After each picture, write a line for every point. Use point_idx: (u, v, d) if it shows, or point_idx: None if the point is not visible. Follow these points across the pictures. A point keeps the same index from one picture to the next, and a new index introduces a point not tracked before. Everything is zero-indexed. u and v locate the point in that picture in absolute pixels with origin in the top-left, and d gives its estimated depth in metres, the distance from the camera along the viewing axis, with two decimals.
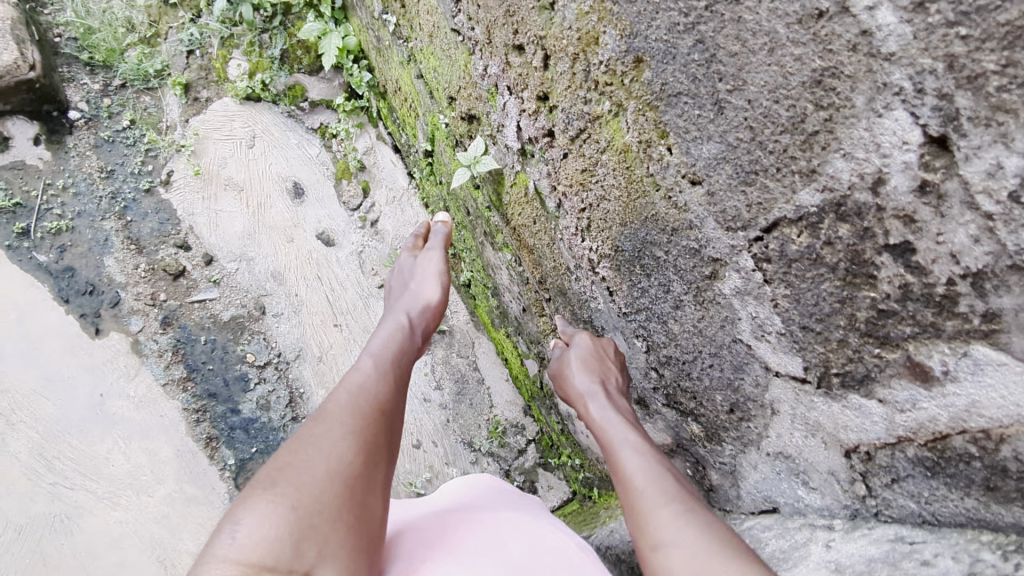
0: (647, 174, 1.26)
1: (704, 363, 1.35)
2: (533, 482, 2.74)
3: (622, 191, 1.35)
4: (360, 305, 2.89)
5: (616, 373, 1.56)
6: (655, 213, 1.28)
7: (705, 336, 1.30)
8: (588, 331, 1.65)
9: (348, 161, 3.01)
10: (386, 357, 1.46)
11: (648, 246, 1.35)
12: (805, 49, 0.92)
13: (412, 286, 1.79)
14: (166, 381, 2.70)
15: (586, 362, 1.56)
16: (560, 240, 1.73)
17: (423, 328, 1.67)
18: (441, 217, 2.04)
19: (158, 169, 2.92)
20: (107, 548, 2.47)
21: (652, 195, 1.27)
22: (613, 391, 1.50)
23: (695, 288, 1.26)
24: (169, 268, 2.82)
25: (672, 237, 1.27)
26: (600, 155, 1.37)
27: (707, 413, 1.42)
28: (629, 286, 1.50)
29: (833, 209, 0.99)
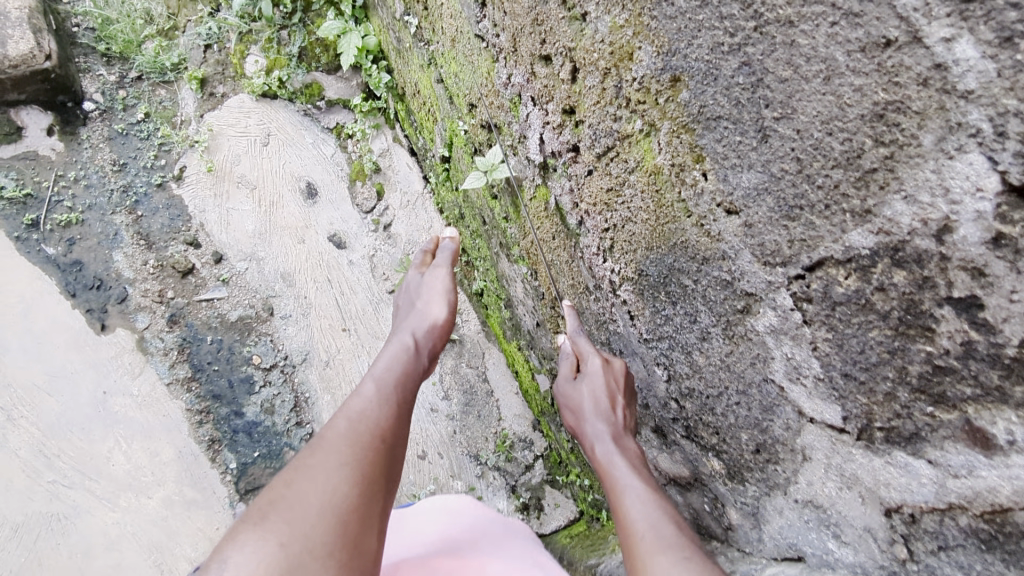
0: (678, 199, 1.19)
1: (730, 400, 1.28)
2: (539, 500, 2.67)
3: (650, 215, 1.28)
4: (370, 310, 2.83)
5: (625, 408, 1.51)
6: (685, 240, 1.21)
7: (733, 372, 1.24)
8: (599, 356, 1.59)
9: (363, 162, 2.96)
10: (390, 382, 1.39)
11: (675, 273, 1.28)
12: (867, 80, 0.85)
13: (420, 304, 1.71)
14: (170, 380, 2.65)
15: (597, 400, 1.51)
16: (580, 259, 1.67)
17: (428, 349, 1.58)
18: (451, 233, 1.96)
19: (171, 164, 2.88)
20: (104, 549, 2.42)
21: (683, 221, 1.20)
22: (622, 434, 1.47)
23: (726, 322, 1.20)
24: (177, 266, 2.77)
25: (702, 267, 1.20)
26: (628, 175, 1.31)
27: (730, 451, 1.35)
28: (652, 312, 1.43)
29: (888, 253, 0.90)
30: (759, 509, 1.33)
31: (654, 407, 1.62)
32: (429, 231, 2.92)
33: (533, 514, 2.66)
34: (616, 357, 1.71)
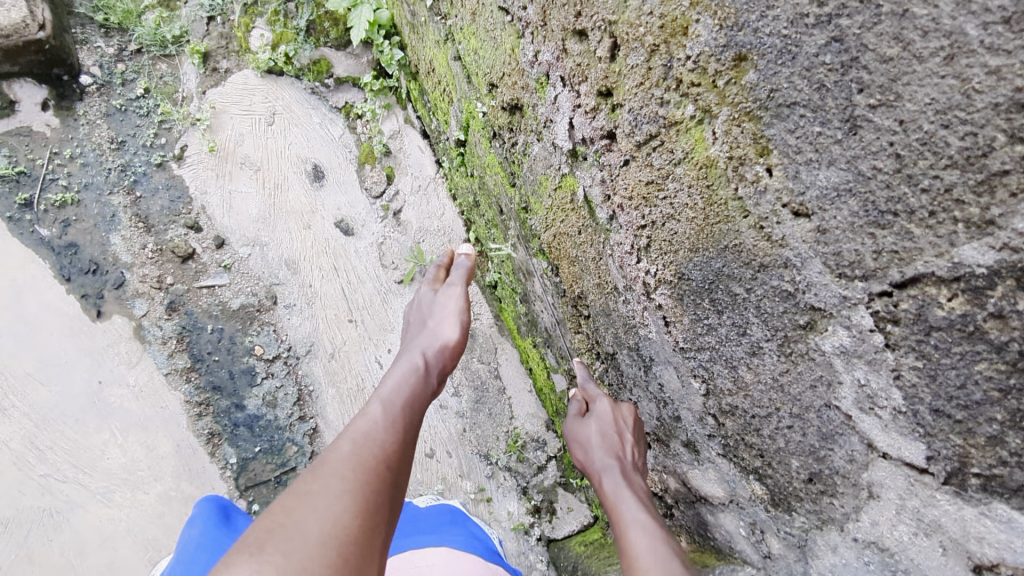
0: (733, 197, 1.04)
1: (782, 422, 1.14)
2: (552, 503, 2.57)
3: (697, 213, 1.14)
4: (377, 300, 2.70)
5: (633, 445, 1.62)
6: (738, 243, 1.06)
7: (787, 392, 1.10)
8: (607, 398, 1.73)
9: (372, 145, 2.81)
10: (396, 404, 1.34)
11: (723, 279, 1.14)
12: (1008, 61, 0.68)
13: (432, 322, 1.71)
14: (168, 371, 2.54)
15: (605, 434, 1.64)
16: (609, 257, 1.53)
17: (439, 369, 1.58)
18: (465, 253, 1.98)
19: (172, 143, 2.74)
20: (97, 546, 2.33)
21: (737, 222, 1.05)
22: (629, 468, 1.56)
23: (784, 337, 1.05)
24: (177, 250, 2.64)
25: (758, 274, 1.05)
26: (673, 167, 1.16)
27: (775, 476, 1.22)
28: (692, 320, 1.29)
29: (1012, 274, 0.75)
30: (807, 544, 1.21)
31: (687, 420, 1.49)
32: (441, 218, 2.77)
33: (545, 517, 2.57)
34: (645, 363, 1.58)
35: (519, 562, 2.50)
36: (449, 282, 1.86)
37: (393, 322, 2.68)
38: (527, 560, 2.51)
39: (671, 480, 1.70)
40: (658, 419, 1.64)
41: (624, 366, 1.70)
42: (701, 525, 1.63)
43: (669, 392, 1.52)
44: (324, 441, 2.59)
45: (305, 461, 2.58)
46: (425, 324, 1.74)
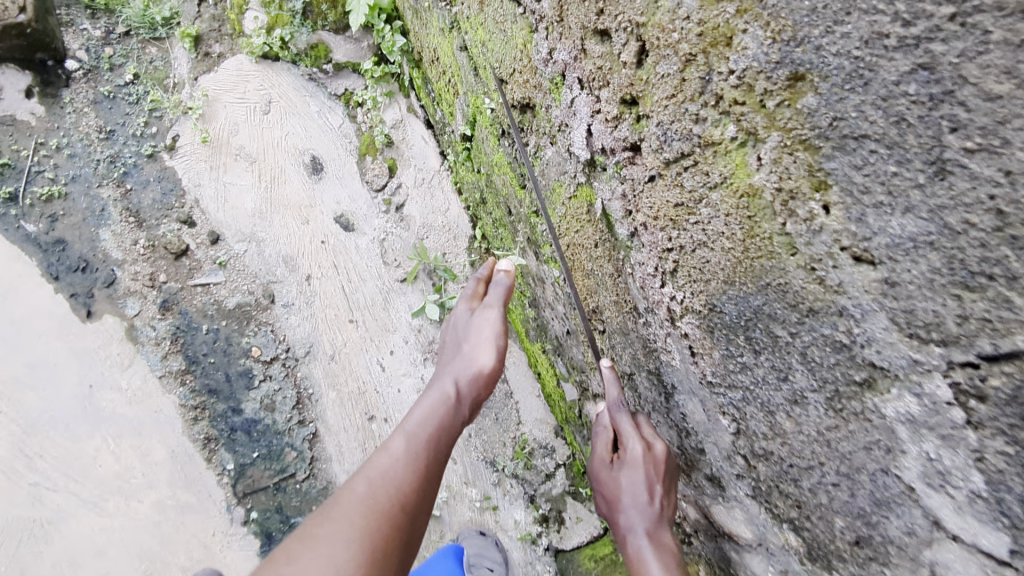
0: (781, 233, 0.91)
1: (828, 479, 1.02)
2: (561, 513, 2.45)
3: (733, 244, 1.01)
4: (380, 300, 2.54)
5: (664, 501, 1.45)
6: (784, 282, 0.94)
7: (834, 449, 0.98)
8: (640, 443, 1.49)
9: (373, 135, 2.66)
10: (422, 438, 1.28)
11: (763, 319, 1.01)
12: None
13: (466, 348, 1.53)
14: (163, 373, 2.42)
15: (635, 494, 1.47)
16: (629, 275, 1.39)
17: (471, 401, 1.46)
18: (504, 263, 1.67)
19: (163, 133, 2.60)
20: (90, 557, 2.26)
21: (784, 260, 0.92)
22: (659, 533, 1.44)
23: (834, 391, 0.93)
24: (170, 247, 2.52)
25: (806, 319, 0.93)
26: (708, 192, 1.02)
27: (814, 530, 1.11)
28: (723, 354, 1.17)
29: None
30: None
31: (712, 455, 1.37)
32: (446, 213, 2.61)
33: (553, 527, 2.45)
34: (667, 391, 1.46)
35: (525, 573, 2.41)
36: (488, 302, 1.60)
37: (396, 323, 2.52)
38: (534, 571, 2.41)
39: (691, 510, 1.60)
40: (679, 447, 1.53)
41: (643, 389, 1.58)
42: (722, 559, 1.54)
43: (692, 423, 1.40)
44: (324, 447, 2.44)
45: (304, 467, 2.42)
46: (460, 348, 1.56)
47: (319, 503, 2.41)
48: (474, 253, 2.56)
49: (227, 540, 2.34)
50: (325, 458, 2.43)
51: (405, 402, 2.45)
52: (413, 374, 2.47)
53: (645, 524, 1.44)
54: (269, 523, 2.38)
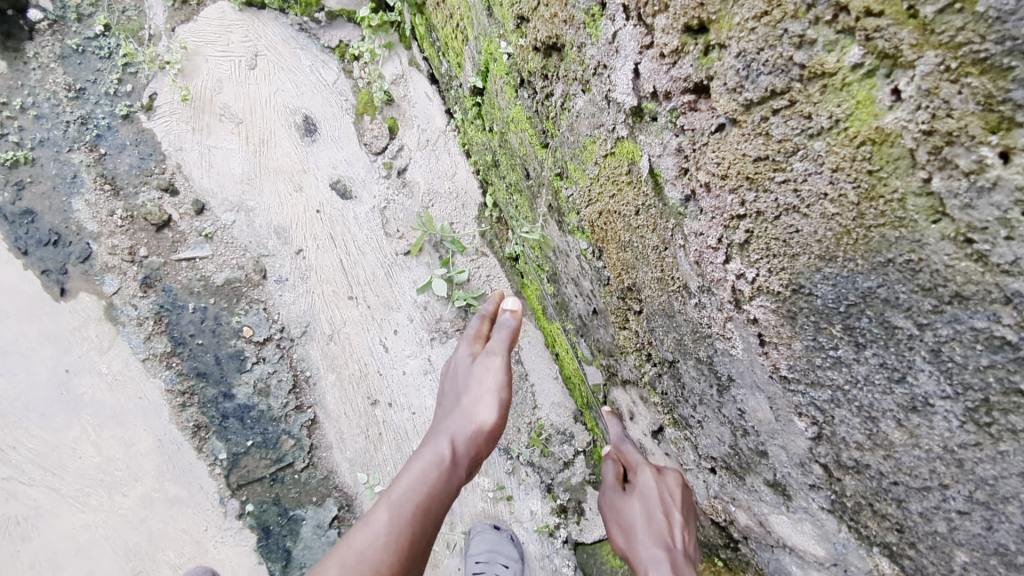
0: (918, 193, 0.70)
1: (952, 505, 0.83)
2: (580, 503, 2.23)
3: (839, 209, 0.78)
4: (382, 274, 2.28)
5: (683, 528, 1.39)
6: (918, 258, 0.72)
7: (968, 471, 0.78)
8: (650, 466, 1.51)
9: (371, 91, 2.36)
10: (408, 512, 1.11)
11: (875, 304, 0.80)
12: None
13: (466, 400, 1.38)
14: (146, 357, 2.16)
15: (649, 517, 1.42)
16: (680, 248, 1.16)
17: (469, 460, 1.28)
18: (511, 302, 1.63)
19: (139, 91, 2.28)
20: (72, 556, 2.09)
21: (922, 229, 0.71)
22: (679, 556, 1.34)
23: (982, 400, 0.73)
24: (150, 218, 2.22)
25: (946, 307, 0.72)
26: (807, 141, 0.79)
27: (919, 560, 0.93)
28: (807, 346, 0.95)
29: None
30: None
31: (777, 459, 1.17)
32: (453, 178, 2.33)
33: (572, 518, 2.24)
34: (720, 383, 1.25)
35: (542, 567, 2.22)
36: (491, 347, 1.50)
37: (400, 300, 2.27)
38: (552, 564, 2.22)
39: (740, 514, 1.38)
40: (731, 446, 1.32)
41: (688, 379, 1.37)
42: (778, 571, 1.35)
43: (753, 422, 1.19)
44: (324, 434, 2.21)
45: (303, 456, 2.20)
46: (460, 399, 1.42)
47: (319, 495, 2.20)
48: (485, 223, 2.31)
49: (222, 535, 2.15)
50: (326, 446, 2.21)
51: (411, 384, 2.24)
52: (420, 356, 2.25)
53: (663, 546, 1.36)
54: (266, 516, 2.18)
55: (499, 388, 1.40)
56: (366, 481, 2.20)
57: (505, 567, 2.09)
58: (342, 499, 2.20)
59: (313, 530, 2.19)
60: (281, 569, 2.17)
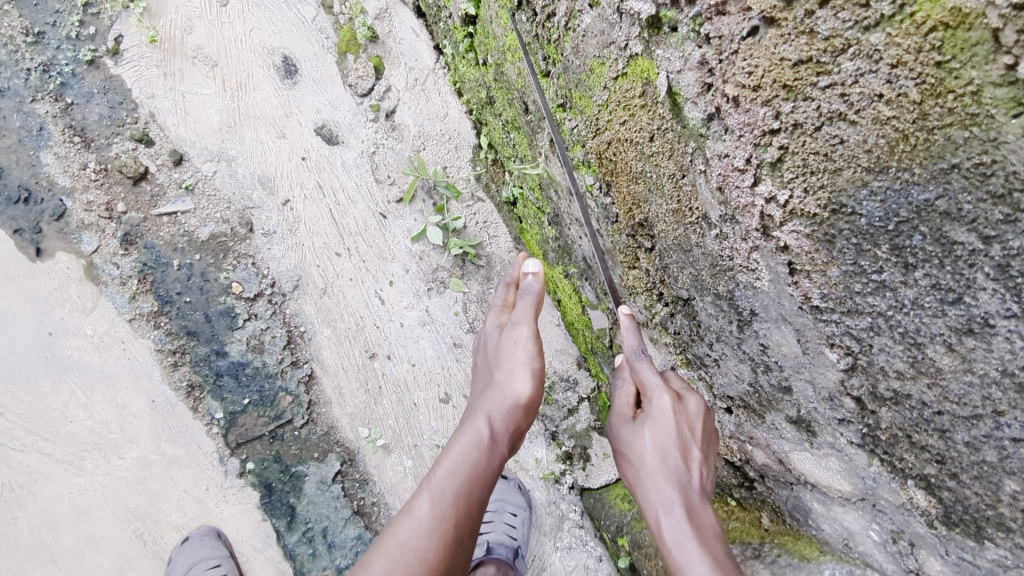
0: (998, 84, 0.70)
1: (1005, 433, 0.85)
2: (586, 450, 2.14)
3: (901, 110, 0.77)
4: (374, 223, 2.17)
5: (702, 465, 1.16)
6: (990, 160, 0.72)
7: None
8: (669, 393, 1.23)
9: (354, 27, 2.19)
10: (450, 498, 1.08)
11: (932, 219, 0.80)
12: None
13: (498, 374, 1.32)
14: (133, 317, 2.07)
15: (664, 451, 1.16)
16: (700, 174, 1.07)
17: (509, 436, 1.23)
18: (531, 265, 1.54)
19: (102, 34, 2.11)
20: (73, 520, 2.03)
21: (994, 122, 0.71)
22: (696, 500, 1.10)
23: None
24: (125, 170, 2.09)
25: (1020, 216, 0.72)
26: (866, 33, 0.77)
27: (959, 491, 0.95)
28: (845, 272, 0.91)
29: None
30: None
31: (803, 394, 1.11)
32: (444, 119, 2.20)
33: (578, 464, 2.15)
34: (740, 318, 1.16)
35: (548, 514, 2.13)
36: (519, 316, 1.43)
37: (394, 250, 2.17)
38: (559, 511, 2.13)
39: (758, 453, 1.33)
40: (751, 384, 1.24)
41: (704, 317, 1.27)
42: (797, 509, 1.31)
43: (776, 357, 1.12)
44: (322, 389, 2.13)
45: (302, 412, 2.12)
46: (492, 372, 1.35)
47: (321, 451, 2.13)
48: (480, 165, 2.20)
49: (224, 494, 2.09)
50: (325, 401, 2.13)
51: (409, 336, 2.15)
52: (418, 307, 2.16)
53: (679, 492, 1.11)
54: (268, 474, 2.11)
55: (532, 358, 1.35)
56: (368, 436, 2.13)
57: (513, 516, 2.05)
58: (344, 454, 2.13)
59: (316, 486, 2.12)
60: (286, 526, 2.11)
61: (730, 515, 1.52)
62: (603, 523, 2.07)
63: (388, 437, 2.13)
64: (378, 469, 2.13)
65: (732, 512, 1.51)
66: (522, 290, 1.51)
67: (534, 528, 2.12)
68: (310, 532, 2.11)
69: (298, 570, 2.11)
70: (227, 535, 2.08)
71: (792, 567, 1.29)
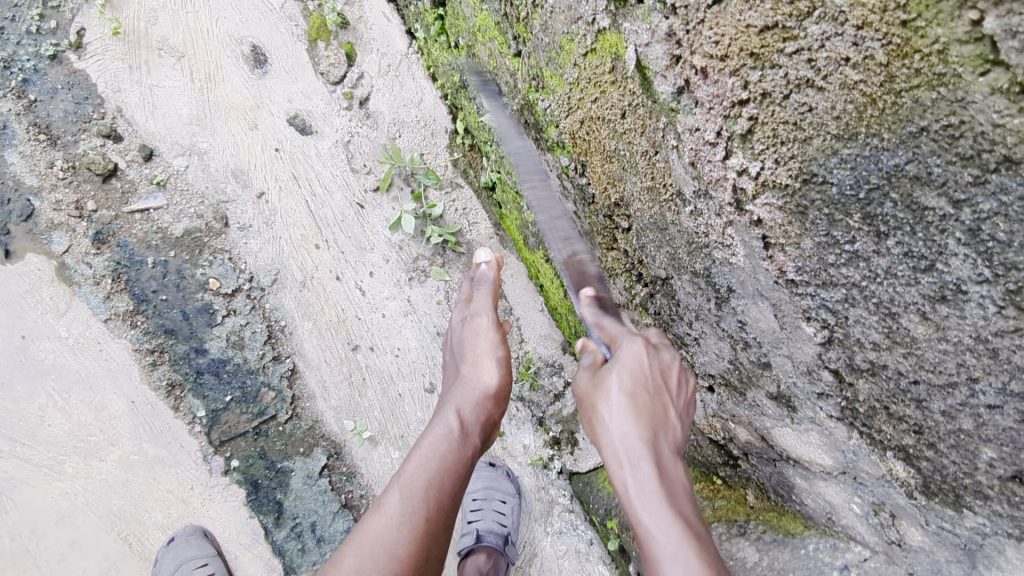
0: (963, 41, 0.67)
1: (980, 400, 0.85)
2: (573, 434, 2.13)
3: (870, 72, 0.75)
4: (351, 214, 2.13)
5: (675, 421, 1.10)
6: (958, 121, 0.70)
7: (1002, 360, 0.79)
8: (639, 337, 1.18)
9: (323, 14, 2.14)
10: (420, 492, 1.07)
11: (902, 185, 0.78)
12: None
13: (465, 369, 1.34)
14: (108, 317, 2.03)
15: (636, 394, 1.08)
16: (673, 149, 1.05)
17: (480, 427, 1.25)
18: (484, 254, 1.59)
19: (64, 27, 2.05)
20: (54, 526, 1.99)
21: (963, 81, 0.69)
22: (667, 455, 1.02)
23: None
24: (93, 167, 2.03)
25: (989, 177, 0.71)
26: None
27: (938, 461, 0.95)
28: (819, 243, 0.90)
29: None
30: (983, 548, 0.98)
31: (782, 369, 1.10)
32: (419, 105, 2.17)
33: (566, 449, 2.14)
34: (718, 295, 1.14)
35: (538, 499, 2.11)
36: (478, 306, 1.49)
37: (373, 240, 2.13)
38: (548, 496, 2.11)
39: (740, 430, 1.32)
40: (731, 361, 1.23)
41: (683, 296, 1.25)
42: (781, 484, 1.31)
43: (755, 333, 1.11)
44: (306, 383, 2.10)
45: (286, 407, 2.10)
46: (459, 366, 1.39)
47: (307, 445, 2.10)
48: (457, 151, 2.17)
49: (209, 493, 2.05)
50: (309, 395, 2.10)
51: (392, 327, 2.13)
52: (399, 297, 2.13)
53: (648, 443, 1.02)
54: (253, 471, 2.08)
55: (497, 349, 1.38)
56: (353, 428, 2.11)
57: (502, 503, 2.02)
58: (331, 448, 2.10)
59: (303, 481, 2.09)
60: (274, 522, 2.08)
61: (715, 493, 1.51)
62: (591, 506, 2.07)
63: (374, 429, 2.11)
64: (365, 462, 2.11)
65: (717, 490, 1.51)
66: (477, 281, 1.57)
67: (524, 514, 2.09)
68: (299, 528, 2.09)
69: (287, 566, 2.07)
70: (213, 533, 2.04)
71: (777, 543, 1.31)
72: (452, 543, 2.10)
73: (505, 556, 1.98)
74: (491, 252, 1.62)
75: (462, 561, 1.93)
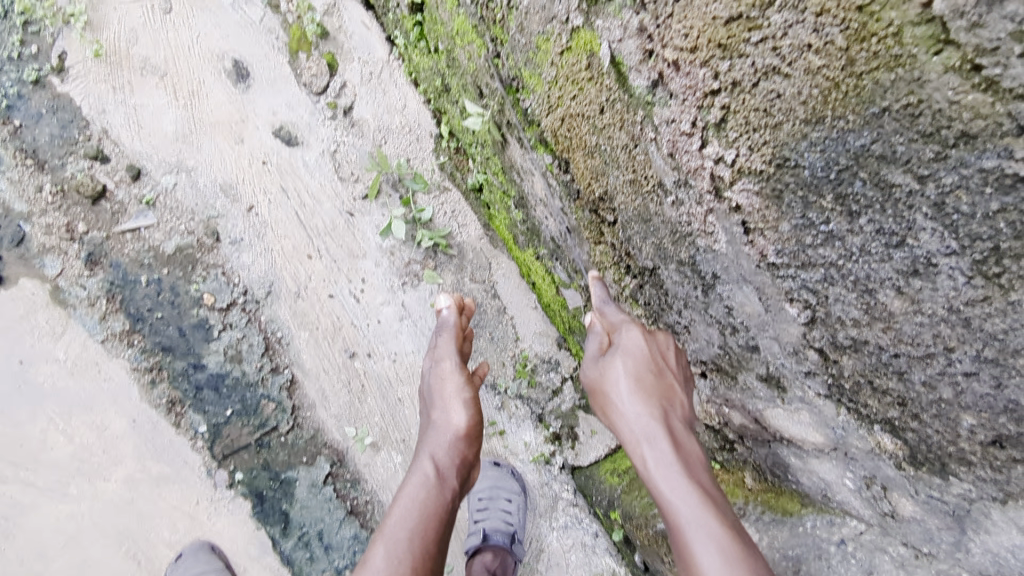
0: (916, 23, 0.69)
1: (958, 368, 0.87)
2: (573, 429, 2.14)
3: (831, 56, 0.78)
4: (341, 222, 2.14)
5: (682, 393, 1.21)
6: (917, 99, 0.73)
7: (975, 329, 0.82)
8: (638, 325, 1.26)
9: (303, 25, 2.15)
10: (403, 544, 1.11)
11: (870, 164, 0.81)
12: None
13: (435, 413, 1.37)
14: (105, 338, 2.04)
15: (639, 377, 1.19)
16: (651, 142, 1.07)
17: (456, 469, 1.28)
18: (444, 300, 1.60)
19: (46, 52, 2.05)
20: (62, 548, 2.00)
21: (918, 62, 0.71)
22: (681, 434, 1.13)
23: (991, 249, 0.75)
24: (82, 189, 2.04)
25: (950, 152, 0.73)
26: None
27: (924, 432, 0.98)
28: (795, 226, 0.92)
29: None
30: (972, 513, 1.01)
31: (769, 351, 1.13)
32: (403, 111, 2.19)
33: (567, 444, 2.15)
34: (703, 283, 1.17)
35: (542, 495, 2.12)
36: (439, 345, 1.51)
37: (365, 247, 2.14)
38: (551, 491, 2.12)
39: (734, 414, 1.35)
40: (721, 347, 1.25)
41: (671, 285, 1.28)
42: (777, 465, 1.34)
43: (741, 317, 1.13)
44: (306, 393, 2.11)
45: (287, 418, 2.10)
46: (429, 411, 1.41)
47: (309, 454, 2.11)
48: (443, 154, 2.20)
49: (215, 506, 2.07)
50: (309, 405, 2.11)
51: (388, 332, 2.14)
52: (394, 303, 2.14)
53: (660, 422, 1.14)
54: (258, 482, 2.09)
55: (462, 390, 1.39)
56: (355, 435, 2.12)
57: (508, 502, 2.01)
58: (333, 455, 2.11)
59: (307, 490, 2.11)
60: (281, 532, 2.09)
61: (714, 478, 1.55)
62: (594, 499, 2.09)
63: (375, 434, 2.12)
64: (368, 467, 2.12)
65: (716, 475, 1.54)
66: (440, 326, 1.57)
67: (529, 511, 2.10)
68: (306, 537, 2.10)
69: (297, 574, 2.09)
70: (221, 547, 2.05)
71: (775, 523, 1.33)
72: (457, 541, 2.11)
73: (511, 555, 1.98)
74: (452, 295, 1.64)
75: (470, 560, 1.95)
